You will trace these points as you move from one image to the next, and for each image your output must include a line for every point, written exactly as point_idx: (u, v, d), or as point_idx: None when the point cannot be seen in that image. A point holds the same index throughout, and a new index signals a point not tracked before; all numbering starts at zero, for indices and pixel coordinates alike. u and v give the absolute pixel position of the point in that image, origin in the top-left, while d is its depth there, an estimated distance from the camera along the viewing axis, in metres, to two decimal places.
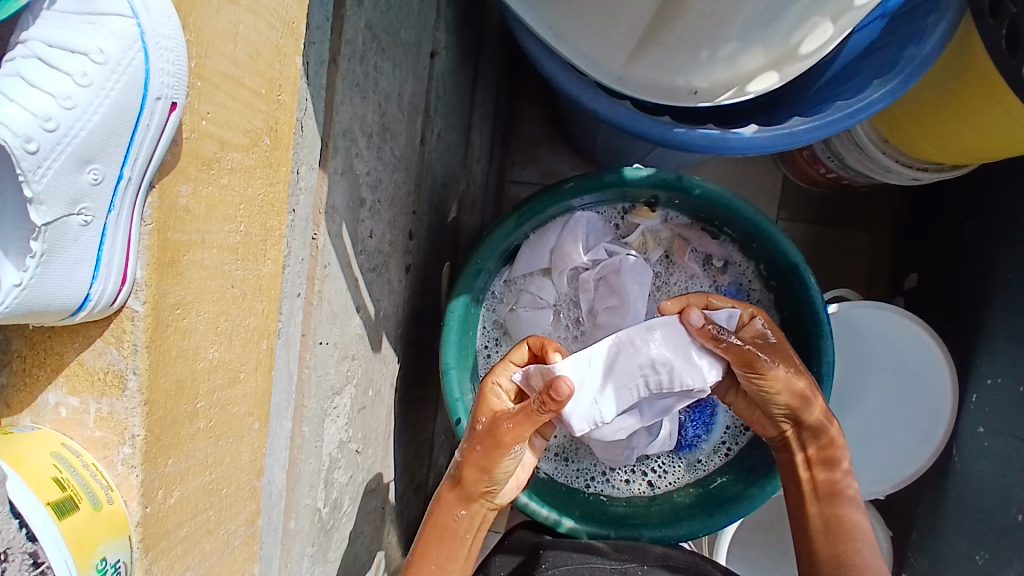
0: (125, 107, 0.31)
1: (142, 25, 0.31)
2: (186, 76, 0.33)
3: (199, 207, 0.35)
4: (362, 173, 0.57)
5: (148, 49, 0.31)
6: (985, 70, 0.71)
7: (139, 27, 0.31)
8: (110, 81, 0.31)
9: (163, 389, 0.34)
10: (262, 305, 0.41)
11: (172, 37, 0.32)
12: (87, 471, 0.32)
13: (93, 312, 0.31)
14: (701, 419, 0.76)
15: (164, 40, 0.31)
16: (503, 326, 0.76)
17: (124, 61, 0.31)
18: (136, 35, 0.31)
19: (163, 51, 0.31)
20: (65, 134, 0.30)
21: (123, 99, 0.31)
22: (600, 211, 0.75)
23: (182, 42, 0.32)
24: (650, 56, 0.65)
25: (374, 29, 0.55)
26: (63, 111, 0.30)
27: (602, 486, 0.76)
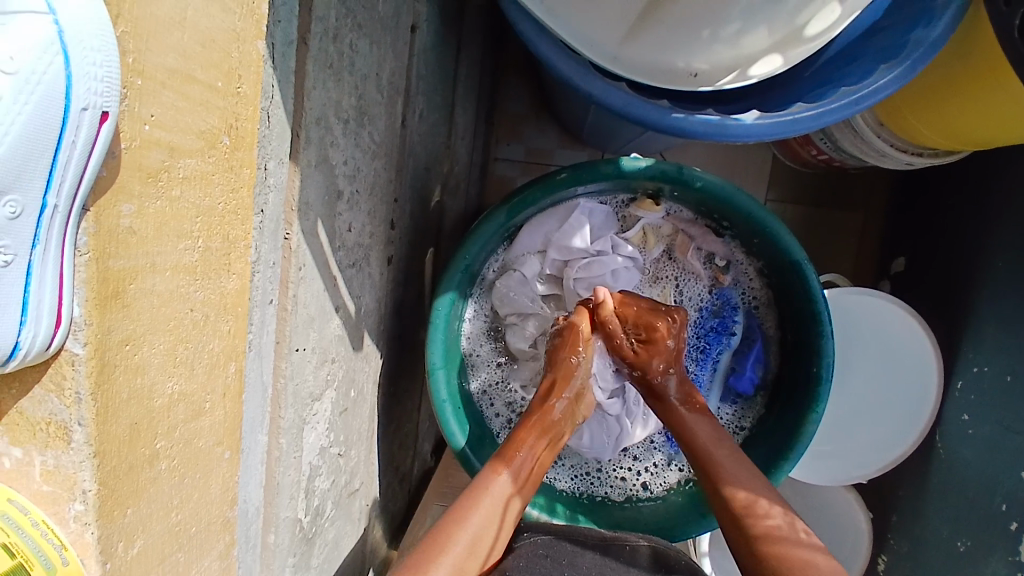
0: (41, 123, 0.25)
1: (60, 22, 0.25)
2: (117, 79, 0.27)
3: (145, 227, 0.30)
4: (339, 163, 0.53)
5: (70, 50, 0.25)
6: (988, 52, 0.68)
7: (57, 25, 0.25)
8: (25, 93, 0.25)
9: (117, 436, 0.30)
10: (226, 327, 0.37)
11: (99, 34, 0.26)
12: (39, 530, 0.29)
13: (26, 359, 0.26)
14: None
15: (87, 37, 0.26)
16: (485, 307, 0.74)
17: (37, 69, 0.25)
18: (54, 37, 0.25)
19: (89, 52, 0.26)
20: None
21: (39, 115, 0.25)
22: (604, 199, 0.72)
23: (111, 39, 0.27)
24: (649, 33, 0.61)
25: (348, 2, 0.50)
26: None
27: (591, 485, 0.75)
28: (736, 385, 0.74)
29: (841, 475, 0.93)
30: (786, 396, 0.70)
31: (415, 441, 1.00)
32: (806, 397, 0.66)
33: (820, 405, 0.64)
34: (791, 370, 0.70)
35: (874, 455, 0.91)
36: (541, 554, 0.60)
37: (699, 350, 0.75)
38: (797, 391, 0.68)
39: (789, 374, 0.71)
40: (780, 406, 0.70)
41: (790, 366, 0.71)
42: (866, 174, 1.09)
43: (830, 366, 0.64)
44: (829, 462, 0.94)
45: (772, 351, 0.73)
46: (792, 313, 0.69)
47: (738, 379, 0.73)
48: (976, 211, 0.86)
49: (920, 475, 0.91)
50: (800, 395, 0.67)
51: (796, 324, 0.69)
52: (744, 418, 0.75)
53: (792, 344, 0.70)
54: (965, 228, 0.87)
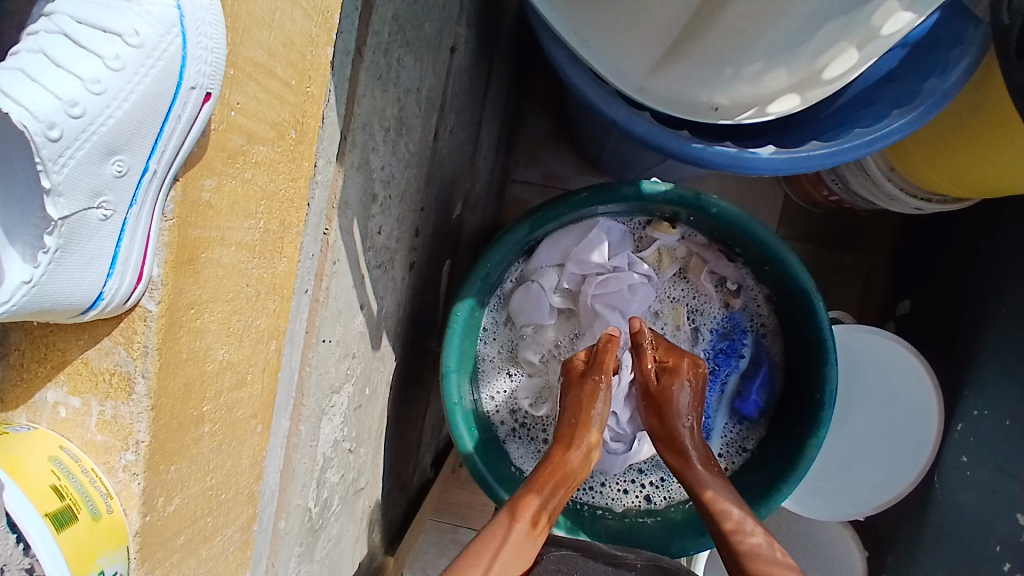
0: (156, 93, 0.29)
1: (185, 10, 0.29)
2: (223, 66, 0.30)
3: (221, 202, 0.33)
4: (377, 168, 0.56)
5: (187, 35, 0.29)
6: (999, 107, 0.71)
7: (180, 11, 0.29)
8: (144, 67, 0.28)
9: (172, 393, 0.32)
10: (273, 305, 0.39)
11: (213, 23, 0.29)
12: (88, 478, 0.30)
13: (105, 310, 0.28)
14: None
15: (203, 25, 0.29)
16: (505, 316, 0.76)
17: (160, 46, 0.29)
18: (176, 20, 0.29)
19: (201, 37, 0.29)
20: (92, 122, 0.27)
21: (156, 87, 0.29)
22: (622, 220, 0.75)
23: (222, 30, 0.30)
24: (675, 68, 0.64)
25: (400, 20, 0.53)
26: (90, 95, 0.27)
27: (592, 496, 0.76)
28: (741, 408, 0.76)
29: (836, 509, 0.95)
30: (788, 422, 0.72)
31: (417, 450, 1.01)
32: (809, 424, 0.68)
33: (822, 431, 0.66)
34: (794, 396, 0.72)
35: (872, 491, 0.92)
36: (551, 569, 0.63)
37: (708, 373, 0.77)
38: (800, 418, 0.69)
39: (792, 400, 0.72)
40: (782, 432, 0.72)
41: (793, 392, 0.72)
42: (874, 219, 1.12)
43: (831, 395, 0.66)
44: (825, 495, 0.96)
45: (778, 376, 0.75)
46: (798, 341, 0.71)
47: (743, 402, 0.76)
48: (982, 261, 0.89)
49: (917, 517, 0.92)
50: (802, 421, 0.69)
51: (801, 352, 0.71)
52: (746, 440, 0.76)
53: (796, 371, 0.72)
54: (971, 276, 0.90)
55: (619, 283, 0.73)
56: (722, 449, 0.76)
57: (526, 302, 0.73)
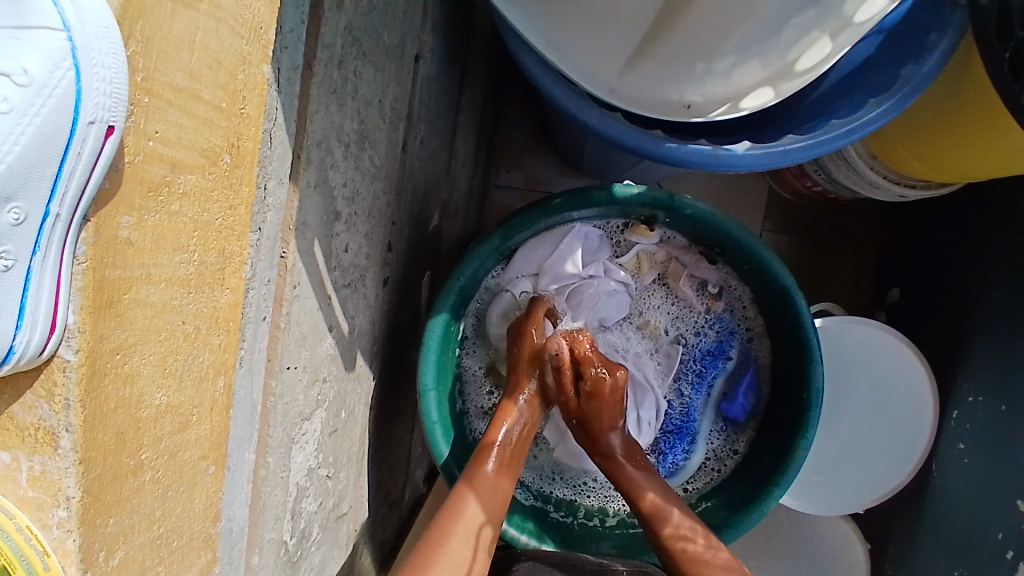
0: (51, 131, 0.24)
1: (77, 40, 0.24)
2: (125, 99, 0.26)
3: (144, 239, 0.28)
4: (338, 185, 0.54)
5: (80, 70, 0.24)
6: (984, 92, 0.69)
7: (71, 42, 0.24)
8: (35, 104, 0.24)
9: (102, 443, 0.28)
10: (218, 340, 0.35)
11: (111, 52, 0.25)
12: (23, 535, 0.27)
13: (20, 362, 0.24)
14: (681, 444, 0.75)
15: (100, 54, 0.24)
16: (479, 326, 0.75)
17: (49, 82, 0.24)
18: (68, 52, 0.24)
19: (98, 68, 0.24)
20: None
21: (51, 120, 0.24)
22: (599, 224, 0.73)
23: (123, 59, 0.25)
24: (645, 67, 0.63)
25: (354, 31, 0.51)
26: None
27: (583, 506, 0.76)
28: (727, 410, 0.75)
29: (829, 504, 0.93)
30: (776, 424, 0.70)
31: (406, 466, 0.99)
32: (796, 425, 0.66)
33: (809, 432, 0.65)
34: (781, 397, 0.71)
35: (865, 486, 0.91)
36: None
37: (694, 374, 0.75)
38: (788, 419, 0.68)
39: (779, 402, 0.71)
40: (771, 434, 0.70)
41: (780, 393, 0.71)
42: (861, 209, 1.10)
43: (819, 393, 0.65)
44: (819, 491, 0.94)
45: (765, 378, 0.74)
46: (780, 341, 0.70)
47: (728, 405, 0.75)
48: (968, 248, 0.87)
49: (916, 509, 0.91)
50: (791, 423, 0.67)
51: (786, 353, 0.69)
52: (736, 443, 0.75)
53: (783, 370, 0.71)
54: (956, 261, 0.89)
55: (593, 292, 0.72)
56: (711, 454, 0.75)
57: (502, 315, 0.72)
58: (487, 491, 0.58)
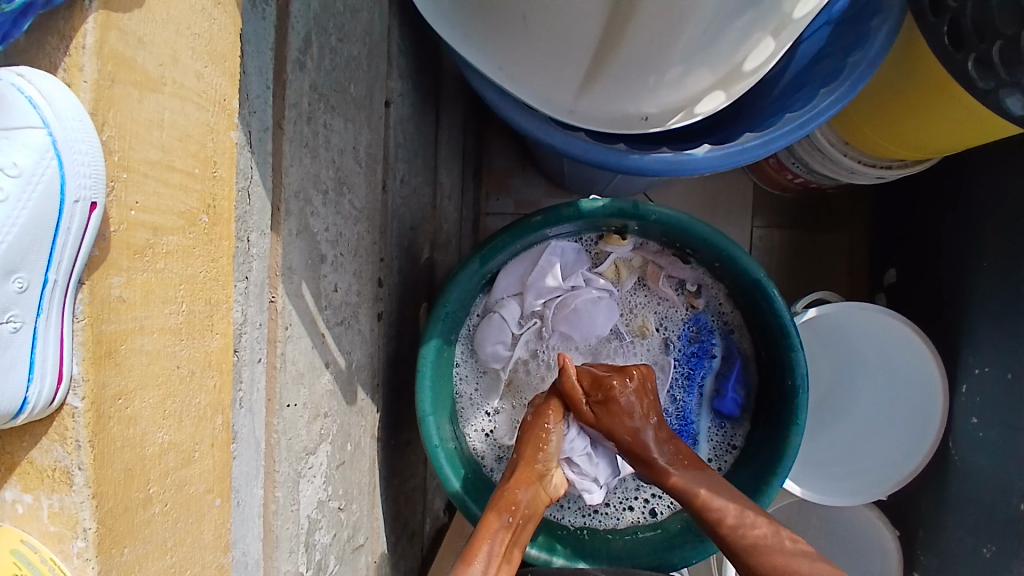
0: (44, 213, 0.28)
1: (54, 132, 0.28)
2: (104, 170, 0.29)
3: (134, 295, 0.32)
4: (321, 230, 0.58)
5: (62, 156, 0.28)
6: (931, 68, 0.73)
7: (52, 137, 0.28)
8: (26, 193, 0.28)
9: (112, 480, 0.31)
10: (212, 380, 0.38)
11: (86, 141, 0.28)
12: (48, 566, 0.30)
13: (33, 413, 0.28)
14: None
15: (77, 143, 0.28)
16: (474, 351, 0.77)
17: (38, 172, 0.28)
18: (49, 144, 0.28)
19: (76, 154, 0.28)
20: None
21: (40, 209, 0.28)
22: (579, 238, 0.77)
23: (97, 144, 0.29)
24: (598, 86, 0.67)
25: (320, 88, 0.56)
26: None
27: (598, 519, 0.78)
28: (720, 407, 0.76)
29: (852, 493, 0.94)
30: (768, 412, 0.72)
31: (424, 496, 1.01)
32: (787, 410, 0.68)
33: (800, 417, 0.66)
34: (769, 384, 0.73)
35: (885, 471, 0.92)
36: None
37: (684, 378, 0.77)
38: (779, 405, 0.70)
39: (768, 390, 0.73)
40: (765, 423, 0.72)
41: (768, 381, 0.73)
42: (844, 195, 1.13)
43: (804, 378, 0.67)
44: (840, 481, 0.95)
45: (751, 368, 0.76)
46: (761, 331, 0.72)
47: (720, 401, 0.76)
48: (957, 221, 0.89)
49: (938, 486, 0.91)
50: (782, 409, 0.69)
51: (767, 342, 0.71)
52: (734, 437, 0.76)
53: (767, 359, 0.73)
54: (947, 236, 0.91)
55: (578, 301, 0.74)
56: (711, 450, 0.77)
57: (490, 334, 0.74)
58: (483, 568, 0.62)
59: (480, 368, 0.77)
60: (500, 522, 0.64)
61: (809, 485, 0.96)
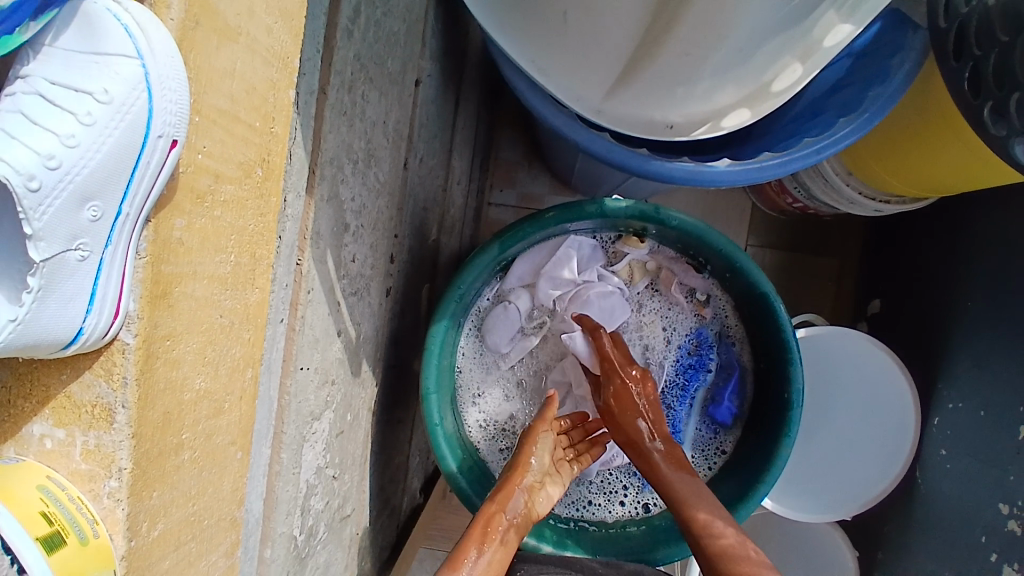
0: (125, 145, 0.28)
1: (146, 62, 0.28)
2: (188, 111, 0.30)
3: (192, 240, 0.32)
4: (347, 199, 0.58)
5: (152, 90, 0.28)
6: (944, 107, 0.75)
7: (144, 68, 0.28)
8: (114, 121, 0.28)
9: (152, 422, 0.31)
10: (247, 334, 0.39)
11: (176, 78, 0.29)
12: (75, 505, 0.29)
13: (85, 345, 0.27)
14: None
15: (169, 79, 0.28)
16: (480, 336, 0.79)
17: (127, 103, 0.28)
18: (141, 77, 0.28)
19: (166, 91, 0.28)
20: (69, 172, 0.26)
21: (125, 138, 0.28)
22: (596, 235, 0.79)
23: (185, 81, 0.29)
24: (629, 90, 0.67)
25: (362, 58, 0.56)
26: (66, 149, 0.27)
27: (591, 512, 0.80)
28: (714, 414, 0.79)
29: (822, 509, 0.97)
30: (761, 421, 0.75)
31: (405, 476, 1.02)
32: (779, 422, 0.71)
33: (791, 430, 0.69)
34: (764, 397, 0.75)
35: (855, 490, 0.95)
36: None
37: (679, 388, 0.79)
38: (771, 415, 0.73)
39: (762, 401, 0.75)
40: (755, 433, 0.75)
41: (763, 394, 0.75)
42: (839, 225, 1.16)
43: (798, 393, 0.69)
44: (809, 497, 0.98)
45: (748, 380, 0.78)
46: (762, 345, 0.74)
47: (715, 408, 0.78)
48: (947, 259, 0.92)
49: (904, 512, 0.94)
50: (774, 420, 0.72)
51: (767, 354, 0.74)
52: (724, 442, 0.79)
53: (765, 372, 0.75)
54: (935, 272, 0.94)
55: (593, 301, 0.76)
56: (699, 452, 0.79)
57: (501, 324, 0.76)
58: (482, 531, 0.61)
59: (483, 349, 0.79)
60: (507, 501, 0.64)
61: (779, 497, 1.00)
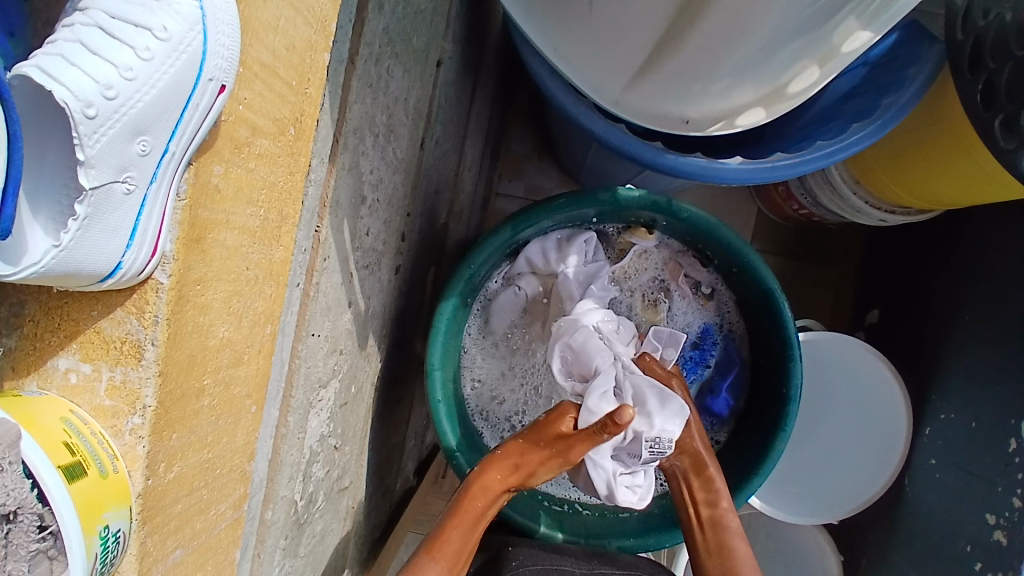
0: (179, 81, 0.29)
1: (205, 7, 0.29)
2: (238, 58, 0.31)
3: (228, 188, 0.33)
4: (366, 172, 0.59)
5: (207, 33, 0.29)
6: (959, 121, 0.75)
7: (201, 9, 0.29)
8: (171, 57, 0.29)
9: (177, 362, 0.32)
10: (269, 290, 0.39)
11: (230, 24, 0.30)
12: (96, 439, 0.30)
13: (122, 280, 0.28)
14: None
15: (224, 23, 0.30)
16: (487, 318, 0.81)
17: (184, 41, 0.29)
18: (199, 18, 0.29)
19: (220, 35, 0.29)
20: (124, 103, 0.27)
21: (179, 76, 0.29)
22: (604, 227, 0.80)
23: (238, 30, 0.30)
24: (648, 83, 0.67)
25: (390, 33, 0.56)
26: (123, 81, 0.27)
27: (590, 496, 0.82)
28: (711, 405, 0.81)
29: (811, 513, 0.98)
30: (757, 416, 0.76)
31: (401, 457, 1.02)
32: (776, 417, 0.72)
33: (788, 425, 0.70)
34: (761, 392, 0.77)
35: (845, 496, 0.95)
36: None
37: None
38: (769, 412, 0.74)
39: (758, 397, 0.77)
40: (751, 426, 0.77)
41: (760, 390, 0.78)
42: (843, 235, 1.17)
43: (797, 389, 0.71)
44: (797, 500, 1.00)
45: (746, 376, 0.80)
46: (763, 341, 0.76)
47: (712, 400, 0.81)
48: (945, 273, 0.94)
49: (890, 520, 0.95)
50: (773, 416, 0.73)
51: (767, 350, 0.75)
52: (718, 434, 0.81)
53: (764, 368, 0.77)
54: (933, 284, 0.95)
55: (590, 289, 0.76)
56: None
57: (507, 307, 0.79)
58: (449, 563, 0.65)
59: (490, 330, 0.81)
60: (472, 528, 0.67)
61: (769, 500, 1.01)
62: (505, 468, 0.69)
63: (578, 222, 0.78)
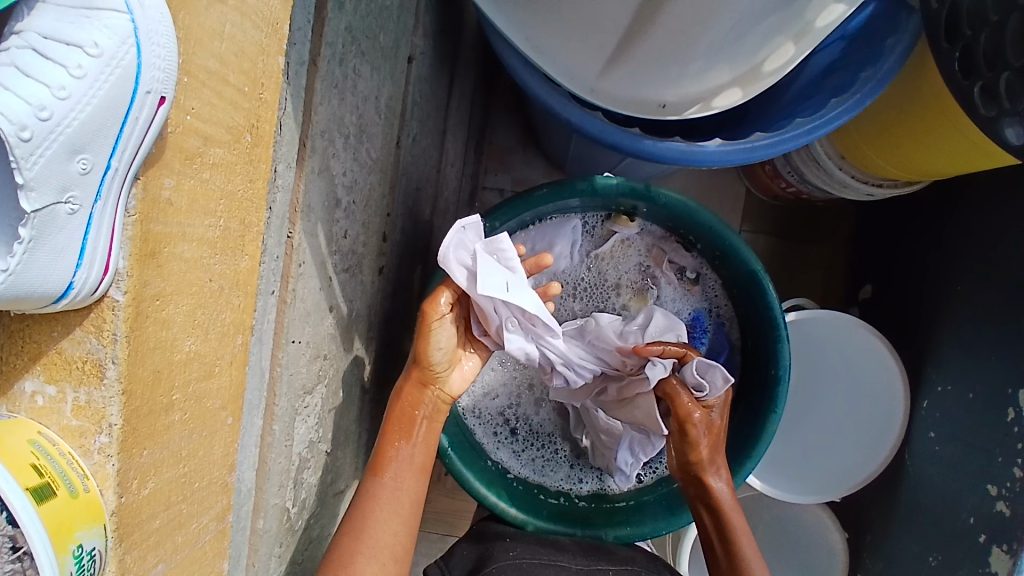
0: (116, 97, 0.29)
1: (137, 20, 0.29)
2: (176, 70, 0.30)
3: (182, 200, 0.32)
4: (339, 174, 0.58)
5: (142, 45, 0.29)
6: (941, 92, 0.75)
7: (133, 22, 0.28)
8: (104, 74, 0.28)
9: (142, 378, 0.31)
10: (237, 300, 0.39)
11: (166, 34, 0.29)
12: (65, 460, 0.30)
13: (76, 300, 0.28)
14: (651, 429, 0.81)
15: (158, 35, 0.29)
16: None
17: (117, 56, 0.28)
18: (130, 31, 0.28)
19: (155, 46, 0.29)
20: (59, 123, 0.27)
21: (114, 91, 0.28)
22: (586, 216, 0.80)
23: (174, 41, 0.30)
24: (622, 69, 0.66)
25: (353, 32, 0.56)
26: (57, 100, 0.27)
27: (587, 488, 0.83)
28: None
29: (811, 491, 0.98)
30: (748, 398, 0.76)
31: None
32: (767, 399, 0.72)
33: (779, 406, 0.71)
34: (750, 375, 0.77)
35: (844, 473, 0.96)
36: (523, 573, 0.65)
37: None
38: (759, 394, 0.74)
39: (749, 380, 0.77)
40: (743, 409, 0.77)
41: (750, 372, 0.77)
42: (831, 211, 1.17)
43: (787, 369, 0.71)
44: (797, 479, 0.99)
45: (736, 359, 0.80)
46: (750, 323, 0.76)
47: None
48: (934, 243, 0.93)
49: (891, 493, 0.95)
50: (764, 397, 0.73)
51: (756, 331, 0.75)
52: None
53: (752, 350, 0.77)
54: (923, 256, 0.95)
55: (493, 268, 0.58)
56: None
57: None
58: (393, 475, 0.64)
59: None
60: (412, 441, 0.66)
61: (768, 479, 1.01)
62: (420, 385, 0.66)
63: (560, 212, 0.77)
